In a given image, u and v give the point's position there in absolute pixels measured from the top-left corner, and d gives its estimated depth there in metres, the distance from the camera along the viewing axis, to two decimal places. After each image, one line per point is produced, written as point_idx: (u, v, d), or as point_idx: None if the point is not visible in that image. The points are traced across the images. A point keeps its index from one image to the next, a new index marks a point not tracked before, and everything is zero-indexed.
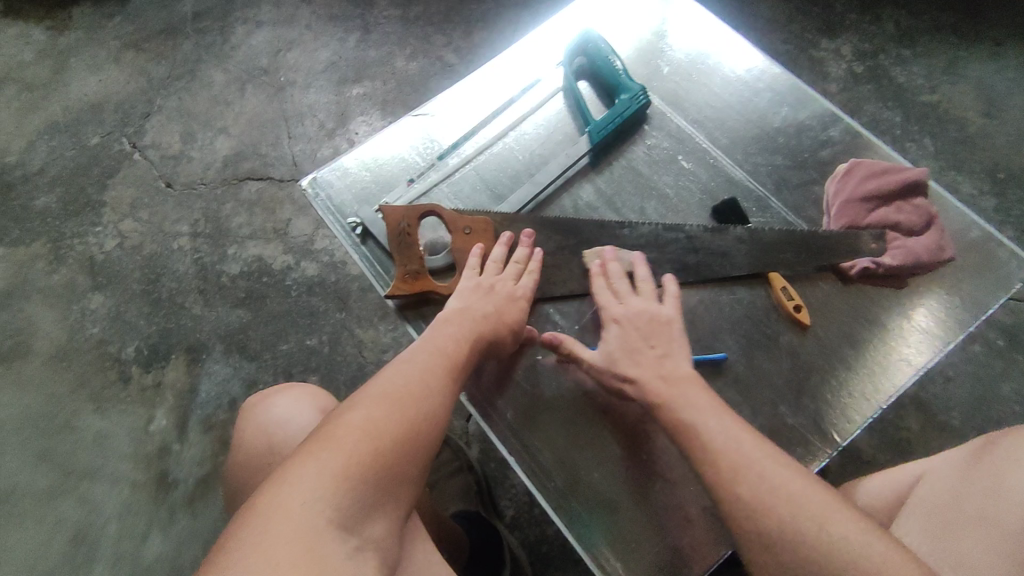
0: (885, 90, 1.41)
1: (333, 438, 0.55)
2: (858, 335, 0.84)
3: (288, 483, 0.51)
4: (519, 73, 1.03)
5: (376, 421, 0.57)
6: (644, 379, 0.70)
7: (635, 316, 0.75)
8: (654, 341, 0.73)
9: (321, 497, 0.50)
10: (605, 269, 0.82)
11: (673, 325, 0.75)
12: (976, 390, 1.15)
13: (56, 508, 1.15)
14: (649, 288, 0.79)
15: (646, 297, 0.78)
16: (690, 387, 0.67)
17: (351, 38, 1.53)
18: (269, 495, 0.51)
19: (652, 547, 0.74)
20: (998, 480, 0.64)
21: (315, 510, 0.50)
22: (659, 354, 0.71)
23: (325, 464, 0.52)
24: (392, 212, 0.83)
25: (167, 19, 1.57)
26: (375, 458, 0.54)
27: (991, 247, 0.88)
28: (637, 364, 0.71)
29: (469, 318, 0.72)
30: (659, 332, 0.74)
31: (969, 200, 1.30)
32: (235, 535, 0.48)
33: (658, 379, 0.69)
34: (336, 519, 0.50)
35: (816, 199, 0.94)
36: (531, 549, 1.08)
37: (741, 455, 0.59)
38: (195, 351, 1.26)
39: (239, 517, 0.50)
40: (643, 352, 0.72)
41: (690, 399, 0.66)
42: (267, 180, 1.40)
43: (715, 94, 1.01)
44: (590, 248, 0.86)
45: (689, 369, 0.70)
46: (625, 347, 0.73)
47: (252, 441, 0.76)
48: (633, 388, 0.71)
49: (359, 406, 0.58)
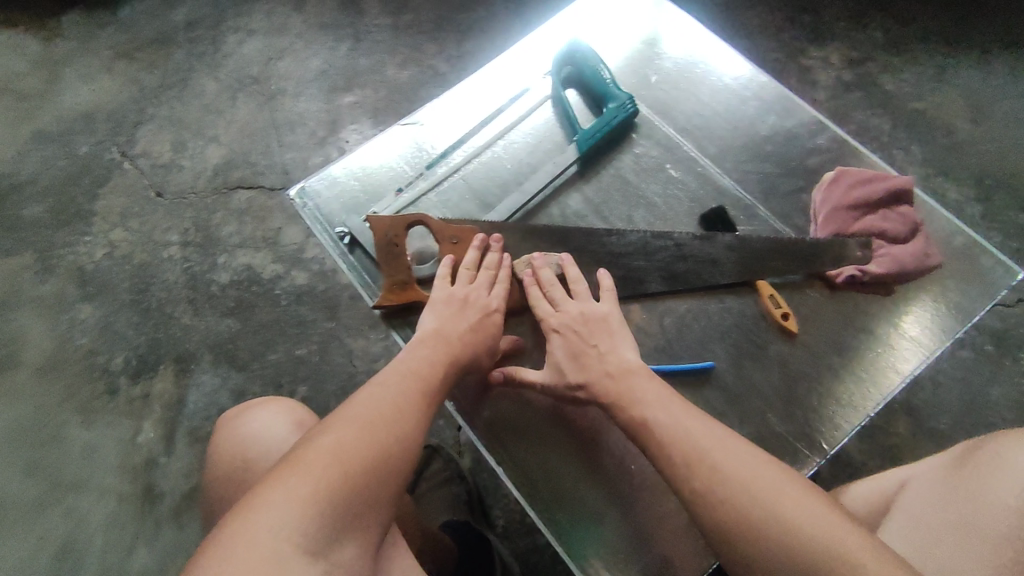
0: (874, 97, 1.41)
1: (303, 461, 0.54)
2: (846, 343, 0.84)
3: (256, 510, 0.51)
4: (507, 83, 1.04)
5: (348, 445, 0.56)
6: (593, 385, 0.70)
7: (573, 317, 0.75)
8: (594, 337, 0.73)
9: (290, 523, 0.50)
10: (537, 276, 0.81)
11: (613, 316, 0.75)
12: (965, 396, 1.15)
13: (43, 520, 1.14)
14: (581, 285, 0.79)
15: (582, 296, 0.78)
16: (638, 382, 0.68)
17: (342, 46, 1.53)
18: (237, 520, 0.50)
19: (641, 558, 0.73)
20: (974, 487, 0.64)
21: (282, 535, 0.49)
22: (600, 351, 0.72)
23: (295, 488, 0.52)
24: (379, 222, 0.83)
25: (158, 28, 1.57)
26: (345, 481, 0.54)
27: (976, 254, 0.89)
28: (584, 369, 0.71)
29: (446, 338, 0.72)
30: (597, 327, 0.74)
31: (957, 206, 1.30)
32: (202, 560, 0.48)
33: (606, 379, 0.69)
34: (304, 543, 0.50)
35: (803, 207, 0.94)
36: (521, 559, 1.07)
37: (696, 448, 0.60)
38: (184, 361, 1.25)
39: (207, 541, 0.50)
40: (585, 352, 0.72)
41: (637, 397, 0.66)
42: (258, 189, 1.40)
43: (703, 102, 1.02)
44: (520, 257, 0.84)
45: (630, 359, 0.71)
46: (569, 351, 0.73)
47: (230, 457, 0.76)
48: (586, 394, 0.71)
49: (331, 429, 0.58)
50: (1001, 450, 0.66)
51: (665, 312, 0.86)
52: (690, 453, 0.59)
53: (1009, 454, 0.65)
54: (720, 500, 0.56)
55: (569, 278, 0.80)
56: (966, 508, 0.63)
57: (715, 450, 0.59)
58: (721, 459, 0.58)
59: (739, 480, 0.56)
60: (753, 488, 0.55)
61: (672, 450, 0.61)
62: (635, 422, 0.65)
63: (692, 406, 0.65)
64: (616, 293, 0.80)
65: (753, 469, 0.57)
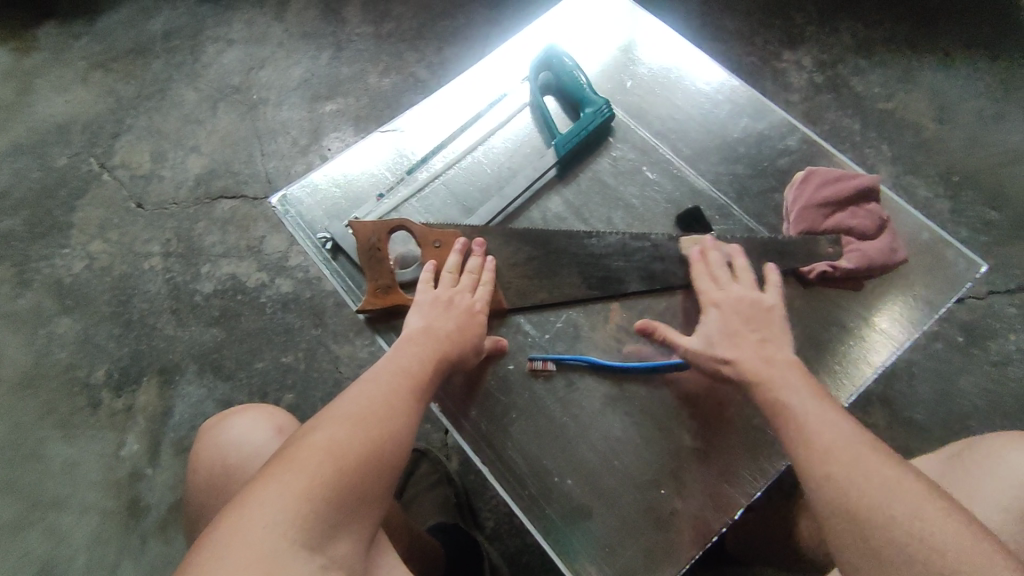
0: (844, 99, 1.45)
1: (297, 458, 0.55)
2: (821, 337, 0.87)
3: (252, 505, 0.52)
4: (485, 89, 1.05)
5: (341, 440, 0.58)
6: (743, 361, 0.71)
7: (735, 301, 0.77)
8: (754, 325, 0.74)
9: (286, 517, 0.51)
10: (704, 257, 0.83)
11: (776, 310, 0.76)
12: (938, 387, 1.19)
13: (24, 537, 1.13)
14: (748, 275, 0.80)
15: (745, 284, 0.79)
16: (789, 370, 0.69)
17: (323, 55, 1.54)
18: (233, 515, 0.51)
19: (627, 550, 0.75)
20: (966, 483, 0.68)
21: (277, 531, 0.50)
22: (758, 338, 0.73)
23: (290, 484, 0.53)
24: (363, 227, 0.84)
25: (136, 38, 1.57)
26: (338, 477, 0.55)
27: (942, 248, 0.92)
28: (737, 347, 0.73)
29: (433, 337, 0.73)
30: (761, 316, 0.75)
31: (926, 203, 1.34)
32: (202, 554, 0.49)
33: (759, 362, 0.70)
34: (300, 539, 0.51)
35: (775, 206, 0.97)
36: (510, 559, 1.08)
37: (821, 439, 0.61)
38: (167, 372, 1.25)
39: (203, 537, 0.51)
40: (743, 335, 0.73)
41: (787, 380, 0.68)
42: (240, 198, 1.40)
43: (678, 106, 1.04)
44: (686, 237, 0.88)
45: (789, 354, 0.72)
46: (725, 330, 0.75)
47: (209, 464, 0.77)
48: (731, 369, 0.72)
49: (323, 426, 0.59)
50: (998, 447, 0.69)
51: (643, 311, 0.87)
52: (832, 445, 0.60)
53: (1008, 453, 0.68)
54: (836, 486, 0.57)
55: (738, 266, 0.82)
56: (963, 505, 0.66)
57: (830, 439, 0.61)
58: (837, 445, 0.60)
59: (854, 472, 0.57)
60: (869, 479, 0.57)
61: (800, 435, 0.63)
62: (775, 403, 0.67)
63: (837, 407, 0.65)
64: (780, 290, 0.80)
65: (864, 465, 0.58)
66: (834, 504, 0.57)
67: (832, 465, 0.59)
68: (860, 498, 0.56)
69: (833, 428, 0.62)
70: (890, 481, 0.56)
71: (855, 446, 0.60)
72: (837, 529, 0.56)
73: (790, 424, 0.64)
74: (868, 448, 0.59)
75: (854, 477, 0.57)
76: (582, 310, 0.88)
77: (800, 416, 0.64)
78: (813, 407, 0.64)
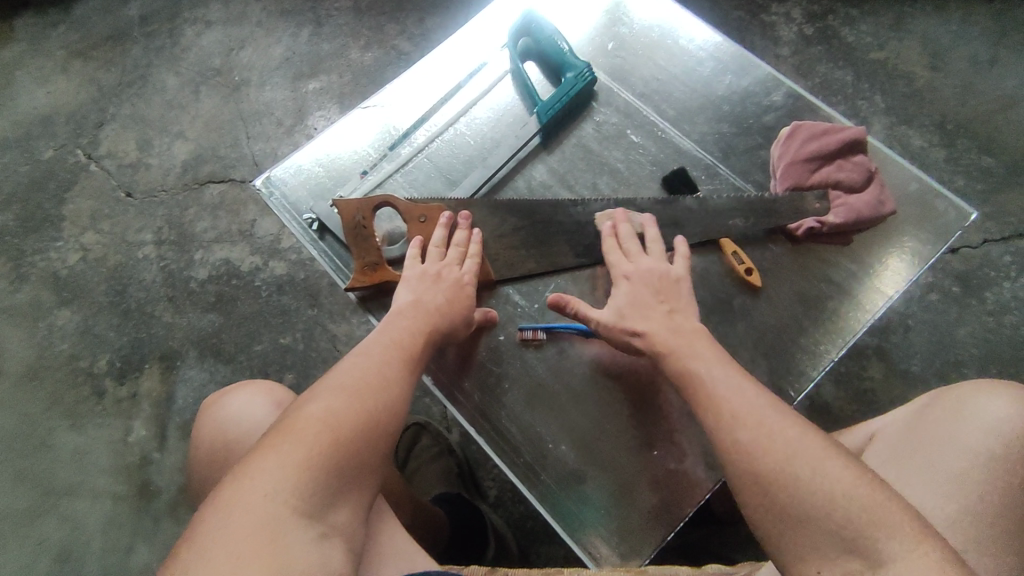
0: (835, 51, 1.42)
1: (296, 429, 0.56)
2: (811, 294, 0.87)
3: (251, 476, 0.52)
4: (464, 58, 1.04)
5: (338, 411, 0.58)
6: (654, 332, 0.71)
7: (644, 273, 0.77)
8: (663, 297, 0.74)
9: (285, 488, 0.52)
10: (615, 230, 0.83)
11: (684, 282, 0.77)
12: (934, 338, 1.19)
13: (39, 526, 1.15)
14: (658, 247, 0.80)
15: (656, 256, 0.79)
16: (696, 339, 0.69)
17: (303, 32, 1.52)
18: (232, 487, 0.52)
19: (620, 512, 0.76)
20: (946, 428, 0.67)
21: (279, 500, 0.51)
22: (666, 309, 0.73)
23: (289, 455, 0.54)
24: (347, 205, 0.84)
25: (114, 25, 1.55)
26: (337, 447, 0.56)
27: (931, 199, 0.91)
28: (646, 319, 0.73)
29: (423, 311, 0.73)
30: (669, 288, 0.75)
31: (920, 152, 1.33)
32: (202, 524, 0.50)
33: (668, 333, 0.70)
34: (299, 507, 0.51)
35: (762, 163, 0.96)
36: (515, 526, 1.10)
37: (731, 406, 0.61)
38: (168, 358, 1.26)
39: (204, 508, 0.51)
40: (651, 307, 0.74)
41: (693, 349, 0.68)
42: (229, 182, 1.40)
43: (662, 66, 1.03)
44: (600, 214, 0.87)
45: (695, 322, 0.72)
46: (634, 302, 0.74)
47: (210, 439, 0.78)
48: (643, 341, 0.72)
49: (319, 398, 0.59)
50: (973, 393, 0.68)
51: None
52: (738, 412, 0.60)
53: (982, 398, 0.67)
54: (750, 451, 0.57)
55: (649, 238, 0.82)
56: (918, 476, 0.65)
57: (736, 405, 0.61)
58: (745, 410, 0.60)
59: (762, 436, 0.58)
60: (776, 445, 0.57)
61: (706, 406, 0.63)
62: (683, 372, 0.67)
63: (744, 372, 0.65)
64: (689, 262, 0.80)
65: (773, 429, 0.58)
66: (742, 470, 0.57)
67: (738, 431, 0.59)
68: (770, 466, 0.56)
69: (739, 394, 0.62)
70: (795, 445, 0.56)
71: (757, 412, 0.60)
72: (746, 493, 0.57)
73: (698, 393, 0.64)
74: (777, 412, 0.60)
75: (763, 441, 0.57)
76: (570, 278, 0.88)
77: (715, 387, 0.63)
78: (721, 374, 0.64)
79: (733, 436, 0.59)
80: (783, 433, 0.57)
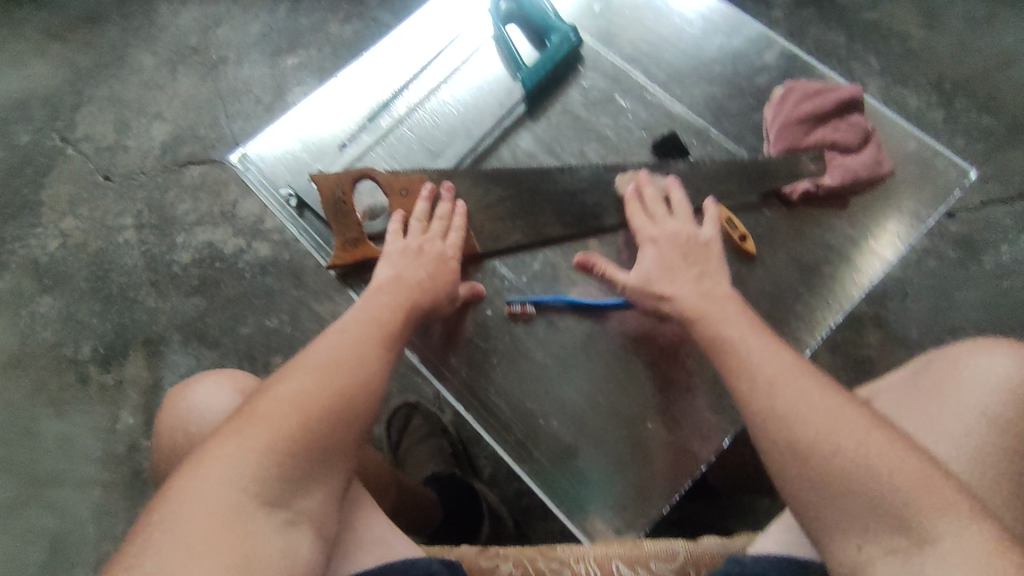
0: (827, 12, 1.37)
1: (260, 412, 0.53)
2: (807, 260, 0.84)
3: (208, 463, 0.50)
4: (444, 23, 0.99)
5: (307, 392, 0.55)
6: (681, 296, 0.69)
7: (670, 237, 0.74)
8: (690, 260, 0.72)
9: (244, 474, 0.50)
10: (640, 192, 0.80)
11: (714, 245, 0.74)
12: (932, 303, 1.17)
13: (27, 516, 1.13)
14: (684, 210, 0.77)
15: (683, 217, 0.76)
16: (725, 304, 0.67)
17: (280, 6, 1.47)
18: (185, 475, 0.50)
19: (615, 486, 0.74)
20: None
21: (237, 487, 0.49)
22: (695, 273, 0.71)
23: (250, 440, 0.51)
24: (325, 180, 0.80)
25: (85, 3, 1.49)
26: (303, 430, 0.53)
27: (930, 158, 0.88)
28: (674, 282, 0.71)
29: (402, 287, 0.70)
30: (697, 252, 0.73)
31: (916, 114, 1.29)
32: (156, 514, 0.48)
33: (698, 298, 0.68)
34: (261, 495, 0.49)
35: (755, 126, 0.94)
36: (510, 504, 1.09)
37: (768, 372, 0.59)
38: (153, 344, 1.23)
39: (158, 497, 0.49)
40: (679, 271, 0.71)
41: (724, 314, 0.66)
42: (209, 163, 1.36)
43: (650, 29, 0.99)
44: (624, 176, 0.84)
45: (727, 288, 0.70)
46: (663, 265, 0.72)
47: (170, 432, 0.73)
48: (670, 305, 0.70)
49: (289, 378, 0.57)
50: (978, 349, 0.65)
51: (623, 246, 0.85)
52: (774, 378, 0.58)
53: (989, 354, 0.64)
54: (787, 419, 0.55)
55: (673, 200, 0.78)
56: None
57: (770, 372, 0.59)
58: (780, 377, 0.58)
59: (798, 403, 0.56)
60: (812, 413, 0.55)
61: (737, 373, 0.61)
62: (713, 338, 0.65)
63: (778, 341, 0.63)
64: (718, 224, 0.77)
65: (808, 398, 0.56)
66: (776, 438, 0.55)
67: (777, 398, 0.57)
68: (809, 434, 0.54)
69: (774, 361, 0.60)
70: (835, 413, 0.54)
71: (794, 378, 0.58)
72: (779, 460, 0.55)
73: (728, 360, 0.62)
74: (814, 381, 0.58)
75: (799, 409, 0.55)
76: (557, 250, 0.85)
77: (748, 355, 0.61)
78: (755, 342, 0.62)
79: (766, 403, 0.57)
80: (818, 400, 0.55)
